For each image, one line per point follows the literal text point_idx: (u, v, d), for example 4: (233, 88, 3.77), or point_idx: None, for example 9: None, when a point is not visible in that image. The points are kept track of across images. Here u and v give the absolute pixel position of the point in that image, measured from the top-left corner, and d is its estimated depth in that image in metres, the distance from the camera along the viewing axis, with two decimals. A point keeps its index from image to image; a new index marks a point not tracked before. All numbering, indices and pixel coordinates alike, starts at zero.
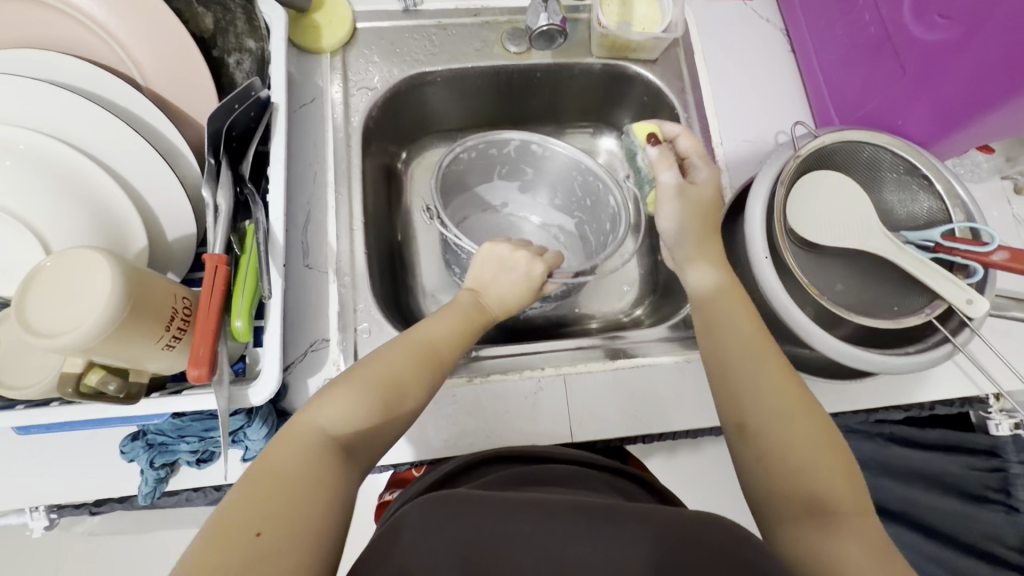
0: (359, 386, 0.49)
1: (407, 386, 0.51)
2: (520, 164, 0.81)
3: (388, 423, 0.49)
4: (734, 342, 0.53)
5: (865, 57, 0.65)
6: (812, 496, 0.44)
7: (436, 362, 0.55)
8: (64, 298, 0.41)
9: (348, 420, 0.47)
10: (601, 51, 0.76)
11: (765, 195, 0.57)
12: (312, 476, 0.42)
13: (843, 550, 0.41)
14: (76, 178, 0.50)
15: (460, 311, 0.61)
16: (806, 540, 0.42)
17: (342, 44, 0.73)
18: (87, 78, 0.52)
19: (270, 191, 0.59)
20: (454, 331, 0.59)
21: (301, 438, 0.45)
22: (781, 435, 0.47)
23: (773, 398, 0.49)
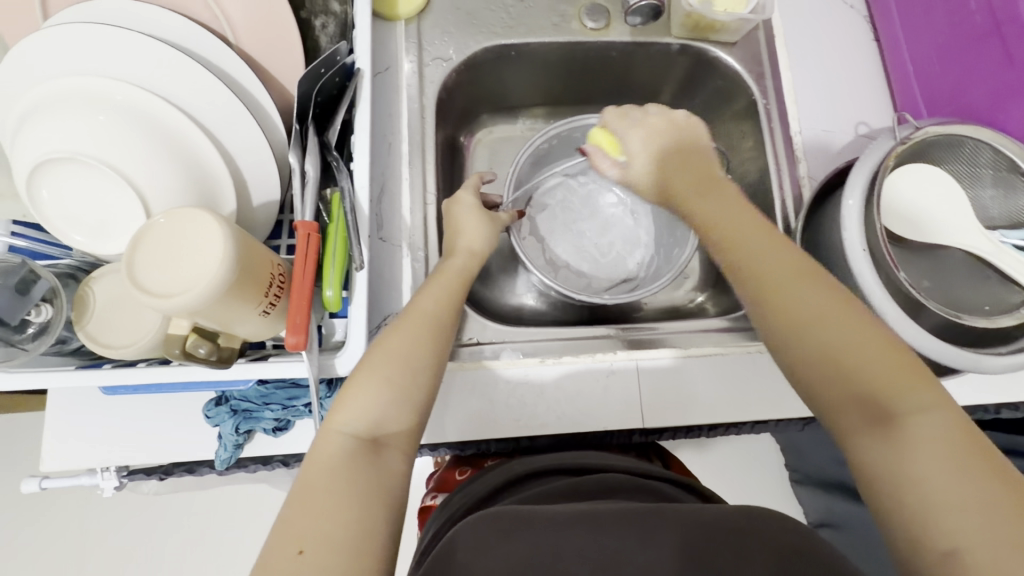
0: (368, 374, 0.48)
1: (411, 355, 0.50)
2: None
3: (410, 395, 0.49)
4: (767, 266, 0.48)
5: (965, 48, 0.63)
6: (878, 409, 0.41)
7: (436, 323, 0.54)
8: (177, 257, 0.40)
9: (369, 412, 0.46)
10: (681, 32, 0.74)
11: (863, 183, 0.56)
12: (347, 481, 0.43)
13: (925, 459, 0.39)
14: (169, 135, 0.49)
15: (449, 271, 0.59)
16: (881, 461, 0.40)
17: (417, 12, 0.71)
18: (180, 34, 0.51)
19: (354, 160, 0.57)
20: (448, 290, 0.57)
21: (330, 448, 0.45)
22: (840, 355, 0.43)
23: (819, 322, 0.44)
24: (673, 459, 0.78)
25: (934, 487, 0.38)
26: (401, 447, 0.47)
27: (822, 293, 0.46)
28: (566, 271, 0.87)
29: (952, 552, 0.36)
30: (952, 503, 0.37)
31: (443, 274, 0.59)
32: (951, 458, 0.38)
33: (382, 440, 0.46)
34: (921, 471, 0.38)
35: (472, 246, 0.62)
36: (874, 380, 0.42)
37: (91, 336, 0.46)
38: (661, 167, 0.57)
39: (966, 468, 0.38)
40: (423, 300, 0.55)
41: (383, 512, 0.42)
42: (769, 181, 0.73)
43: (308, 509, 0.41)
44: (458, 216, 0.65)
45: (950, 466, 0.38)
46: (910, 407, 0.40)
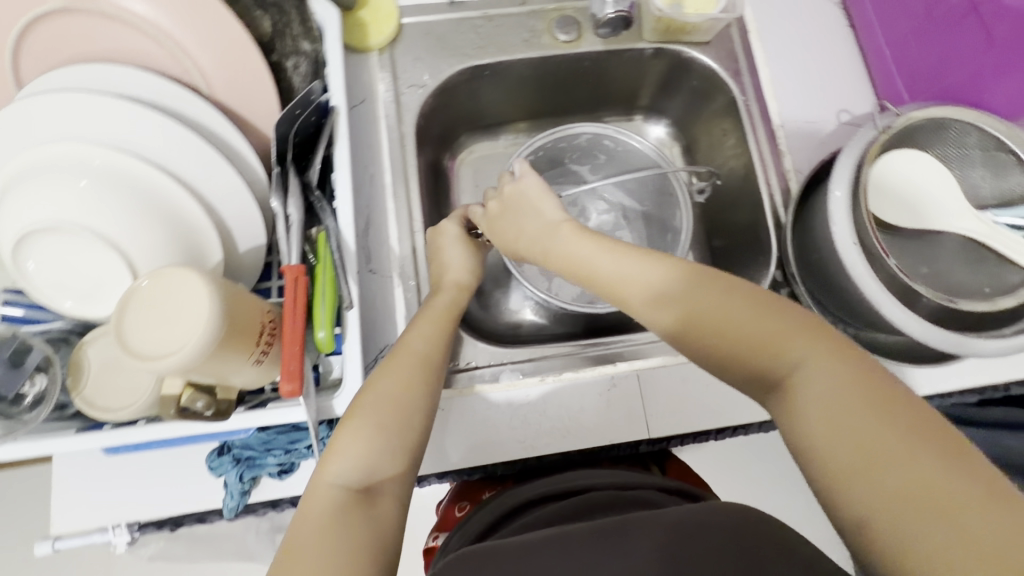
0: (360, 422, 0.49)
1: (402, 398, 0.51)
2: (592, 151, 0.82)
3: (398, 438, 0.49)
4: (619, 269, 0.51)
5: (940, 32, 0.62)
6: (777, 373, 0.41)
7: (425, 369, 0.54)
8: (164, 318, 0.40)
9: (359, 461, 0.47)
10: (653, 36, 0.74)
11: (848, 173, 0.55)
12: (332, 529, 0.43)
13: (817, 414, 0.38)
14: (148, 192, 0.49)
15: (437, 309, 0.60)
16: (793, 426, 0.39)
17: (388, 42, 0.72)
18: (152, 90, 0.51)
19: (337, 197, 0.58)
20: (434, 331, 0.58)
21: (318, 497, 0.45)
22: (717, 327, 0.44)
23: (692, 304, 0.46)
24: (673, 461, 0.78)
25: (831, 444, 0.36)
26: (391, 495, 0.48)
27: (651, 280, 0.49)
28: (560, 280, 0.87)
29: (864, 507, 0.34)
30: (849, 454, 0.36)
31: (430, 312, 0.60)
32: (859, 408, 0.36)
33: (374, 489, 0.47)
34: (824, 428, 0.37)
35: (458, 280, 0.64)
36: (767, 350, 0.42)
37: (87, 402, 0.46)
38: (541, 235, 0.59)
39: (860, 417, 0.36)
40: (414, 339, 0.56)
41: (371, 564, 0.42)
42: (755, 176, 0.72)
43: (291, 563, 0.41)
44: (442, 249, 0.66)
45: (848, 415, 0.36)
46: (789, 369, 0.40)
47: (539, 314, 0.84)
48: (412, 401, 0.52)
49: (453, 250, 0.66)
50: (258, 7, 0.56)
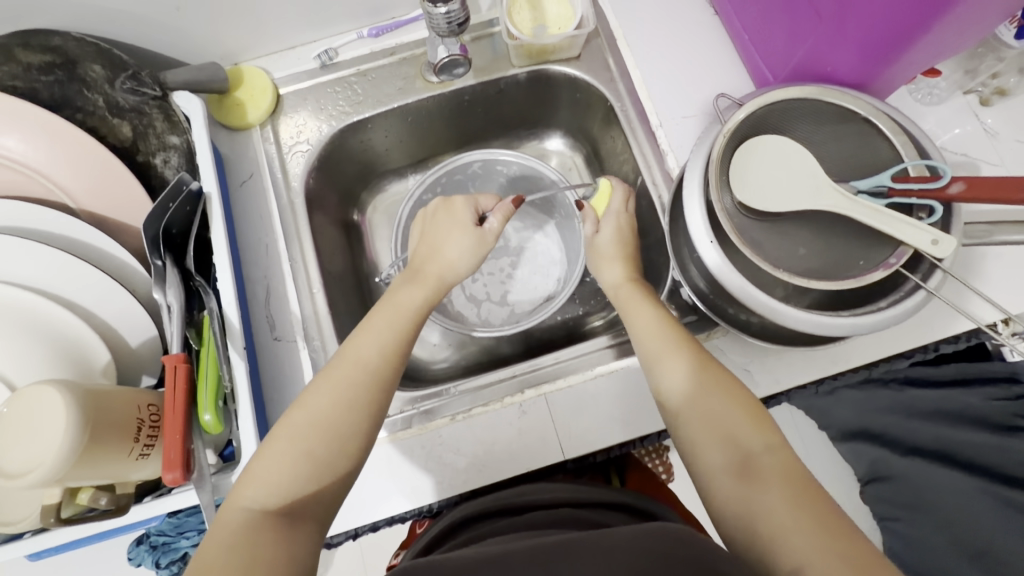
0: (290, 438, 0.48)
1: (342, 416, 0.50)
2: (490, 175, 0.86)
3: (335, 458, 0.49)
4: (657, 352, 0.55)
5: (780, 12, 0.63)
6: (741, 458, 0.46)
7: (375, 380, 0.53)
8: (28, 432, 0.43)
9: (285, 479, 0.47)
10: (521, 61, 0.75)
11: (699, 177, 0.57)
12: (241, 548, 0.42)
13: (771, 501, 0.43)
14: (22, 312, 0.52)
15: (392, 318, 0.58)
16: (739, 505, 0.44)
17: (268, 114, 0.74)
18: (19, 216, 0.54)
19: (219, 278, 0.60)
20: (392, 339, 0.56)
21: (234, 514, 0.44)
22: (707, 416, 0.49)
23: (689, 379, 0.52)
24: (632, 475, 0.79)
25: (770, 524, 0.42)
26: (318, 517, 0.47)
27: (685, 365, 0.53)
28: (490, 303, 0.87)
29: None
30: (793, 532, 0.40)
31: (384, 319, 0.58)
32: (792, 501, 0.42)
33: (297, 510, 0.46)
34: (764, 513, 0.42)
35: (443, 274, 0.64)
36: (734, 439, 0.48)
37: None
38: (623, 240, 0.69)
39: (802, 506, 0.42)
40: (365, 344, 0.55)
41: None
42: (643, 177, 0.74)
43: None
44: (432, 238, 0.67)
45: (785, 505, 0.42)
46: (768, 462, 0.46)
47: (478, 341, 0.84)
48: (352, 416, 0.50)
49: (455, 237, 0.66)
50: (115, 115, 0.60)
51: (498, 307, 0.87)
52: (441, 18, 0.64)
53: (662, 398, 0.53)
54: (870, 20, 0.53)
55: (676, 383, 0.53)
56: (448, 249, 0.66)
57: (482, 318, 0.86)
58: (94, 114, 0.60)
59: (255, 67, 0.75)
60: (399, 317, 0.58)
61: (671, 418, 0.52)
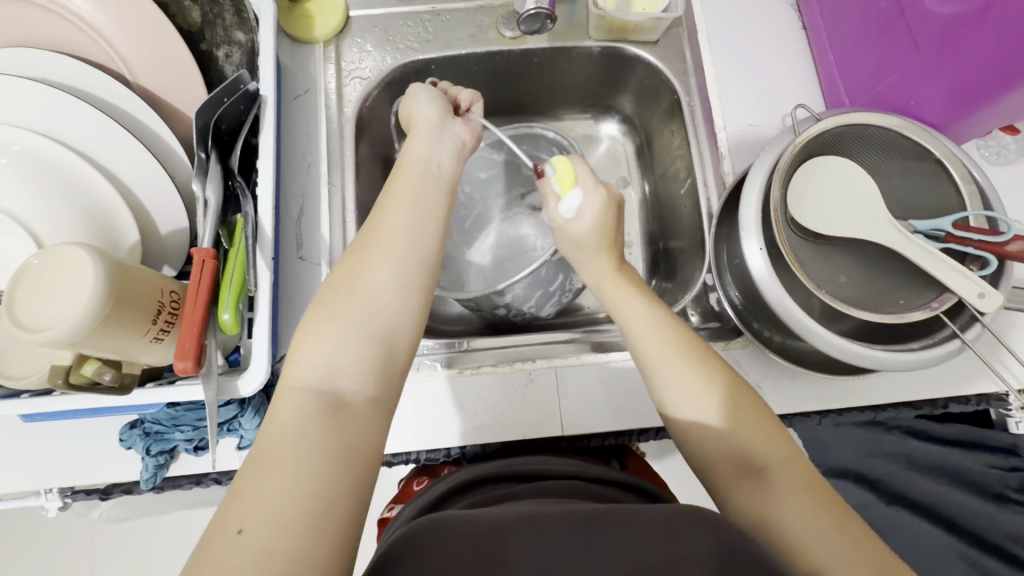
0: (324, 321, 0.46)
1: (367, 290, 0.47)
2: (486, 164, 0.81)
3: (365, 331, 0.46)
4: (656, 371, 0.51)
5: (876, 35, 0.61)
6: (755, 468, 0.46)
7: (389, 242, 0.50)
8: (54, 290, 0.43)
9: (330, 367, 0.44)
10: (599, 34, 0.74)
11: (762, 182, 0.56)
12: (299, 438, 0.40)
13: (788, 508, 0.43)
14: (63, 175, 0.51)
15: (417, 191, 0.54)
16: (755, 510, 0.44)
17: (335, 34, 0.73)
18: (77, 77, 0.53)
19: (259, 184, 0.59)
20: (405, 203, 0.53)
21: (285, 406, 0.42)
22: (721, 432, 0.48)
23: (692, 385, 0.50)
24: (631, 456, 0.78)
25: (789, 525, 0.42)
26: (370, 400, 0.45)
27: (699, 383, 0.50)
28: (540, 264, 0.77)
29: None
30: (802, 528, 0.42)
31: (406, 194, 0.54)
32: (803, 502, 0.43)
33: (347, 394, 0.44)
34: (780, 521, 0.43)
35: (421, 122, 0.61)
36: (745, 449, 0.47)
37: None
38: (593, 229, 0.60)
39: (819, 515, 0.42)
40: (387, 219, 0.51)
41: (353, 476, 0.40)
42: (694, 176, 0.72)
43: (255, 473, 0.38)
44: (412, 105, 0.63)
45: (804, 511, 0.43)
46: (777, 461, 0.46)
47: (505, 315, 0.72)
48: (374, 292, 0.47)
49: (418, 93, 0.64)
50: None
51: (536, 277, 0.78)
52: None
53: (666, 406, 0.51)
54: (972, 61, 0.52)
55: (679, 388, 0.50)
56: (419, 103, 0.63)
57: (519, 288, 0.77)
58: None
59: None
60: (424, 192, 0.54)
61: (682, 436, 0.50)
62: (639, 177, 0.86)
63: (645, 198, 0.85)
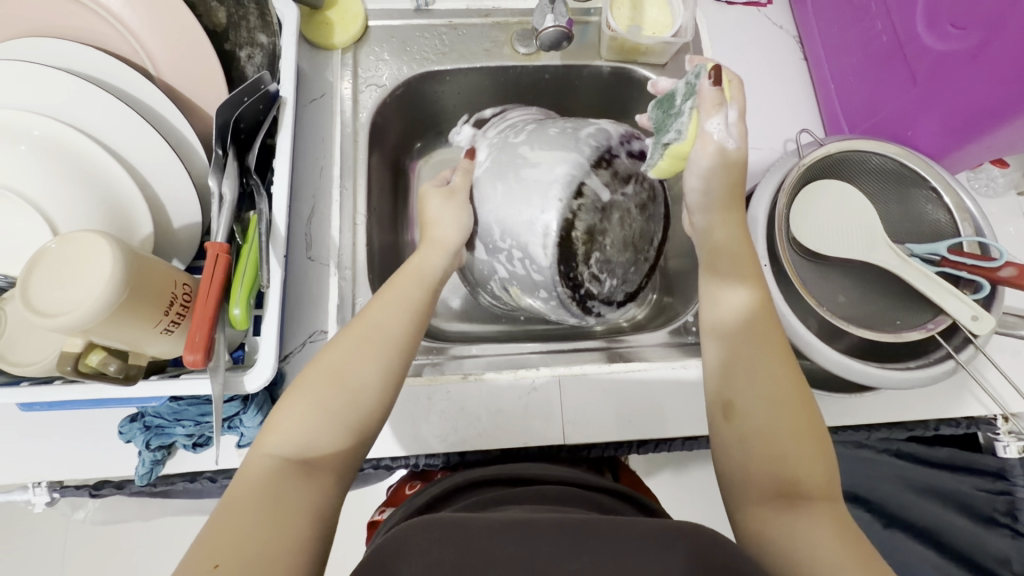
0: (304, 393, 0.48)
1: (352, 374, 0.49)
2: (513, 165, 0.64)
3: (344, 416, 0.48)
4: (733, 364, 0.51)
5: (876, 66, 0.64)
6: (791, 489, 0.45)
7: (385, 340, 0.52)
8: (71, 274, 0.43)
9: (303, 439, 0.46)
10: (610, 55, 0.76)
11: (767, 202, 0.58)
12: (271, 498, 0.42)
13: (812, 537, 0.42)
14: (80, 163, 0.51)
15: (416, 292, 0.56)
16: (777, 529, 0.44)
17: (353, 42, 0.74)
18: (101, 68, 0.54)
19: (274, 182, 0.60)
20: (408, 306, 0.55)
21: (258, 468, 0.44)
22: (771, 446, 0.47)
23: (765, 393, 0.49)
24: (626, 470, 0.78)
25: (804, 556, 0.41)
26: (335, 475, 0.47)
27: (766, 394, 0.49)
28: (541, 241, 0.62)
29: None
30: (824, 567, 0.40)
31: (401, 292, 0.56)
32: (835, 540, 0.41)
33: (315, 464, 0.46)
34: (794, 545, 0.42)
35: (432, 233, 0.61)
36: (792, 470, 0.46)
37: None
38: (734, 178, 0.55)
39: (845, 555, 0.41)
40: (376, 314, 0.53)
41: (302, 547, 0.41)
42: None
43: (226, 526, 0.40)
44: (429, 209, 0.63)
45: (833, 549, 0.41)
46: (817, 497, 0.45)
47: (562, 286, 0.62)
48: (364, 375, 0.50)
49: (431, 202, 0.63)
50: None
51: (611, 257, 0.64)
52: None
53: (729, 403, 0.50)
54: (968, 96, 0.55)
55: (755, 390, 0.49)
56: (437, 217, 0.62)
57: (598, 279, 0.64)
58: None
59: None
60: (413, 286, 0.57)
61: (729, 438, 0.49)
62: None
63: None
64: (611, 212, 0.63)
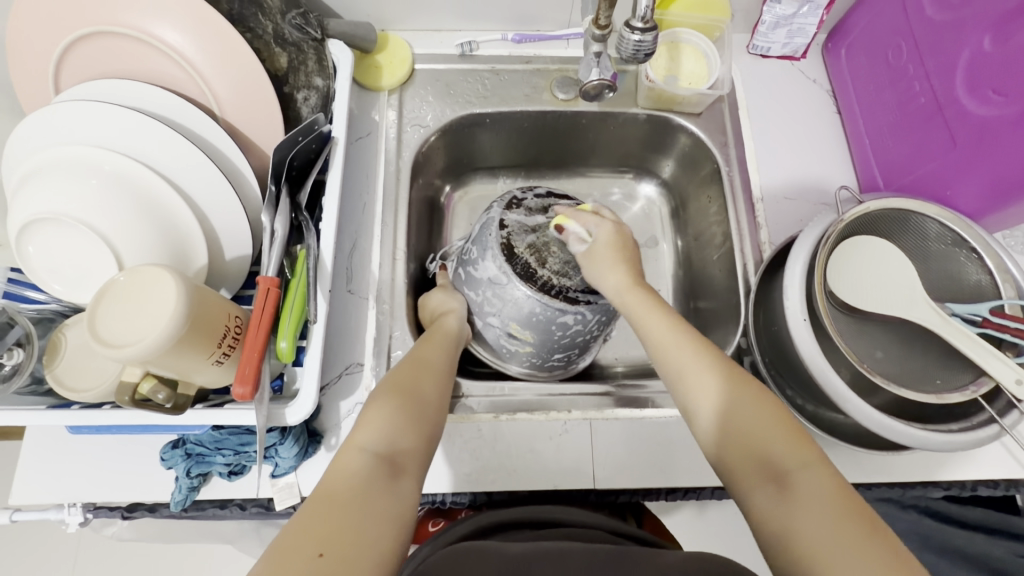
0: (390, 402, 0.51)
1: (424, 389, 0.55)
2: (468, 248, 0.72)
3: (422, 424, 0.51)
4: (679, 367, 0.53)
5: (914, 124, 0.66)
6: (774, 472, 0.44)
7: (440, 371, 0.59)
8: (135, 304, 0.45)
9: (390, 437, 0.48)
10: (647, 103, 0.78)
11: (806, 256, 0.58)
12: (368, 493, 0.43)
13: (812, 517, 0.41)
14: (143, 197, 0.53)
15: (449, 337, 0.64)
16: (774, 514, 0.42)
17: (400, 84, 0.78)
18: (169, 107, 0.57)
19: (323, 219, 0.62)
20: (448, 349, 0.62)
21: (351, 463, 0.45)
22: (740, 432, 0.48)
23: (719, 391, 0.50)
24: (649, 517, 0.77)
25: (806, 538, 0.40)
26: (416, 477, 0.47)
27: (722, 386, 0.51)
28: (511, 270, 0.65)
29: None
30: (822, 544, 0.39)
31: (443, 336, 0.64)
32: (830, 517, 0.40)
33: (400, 463, 0.47)
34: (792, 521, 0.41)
35: (436, 311, 0.69)
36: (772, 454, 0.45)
37: (58, 379, 0.50)
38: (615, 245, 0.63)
39: (845, 529, 0.39)
40: (432, 354, 0.60)
41: (392, 545, 0.41)
42: (731, 244, 0.73)
43: (326, 517, 0.40)
44: (430, 299, 0.70)
45: (830, 526, 0.40)
46: (805, 472, 0.44)
47: (530, 286, 0.65)
48: (432, 392, 0.55)
49: (433, 293, 0.71)
50: (278, 45, 0.63)
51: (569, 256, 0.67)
52: (630, 48, 0.55)
53: (693, 417, 0.52)
54: (1012, 160, 0.56)
55: (706, 396, 0.51)
56: (437, 304, 0.69)
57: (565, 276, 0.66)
58: (261, 38, 0.62)
59: (400, 38, 0.79)
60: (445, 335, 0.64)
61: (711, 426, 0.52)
62: (672, 238, 0.89)
63: (677, 256, 0.87)
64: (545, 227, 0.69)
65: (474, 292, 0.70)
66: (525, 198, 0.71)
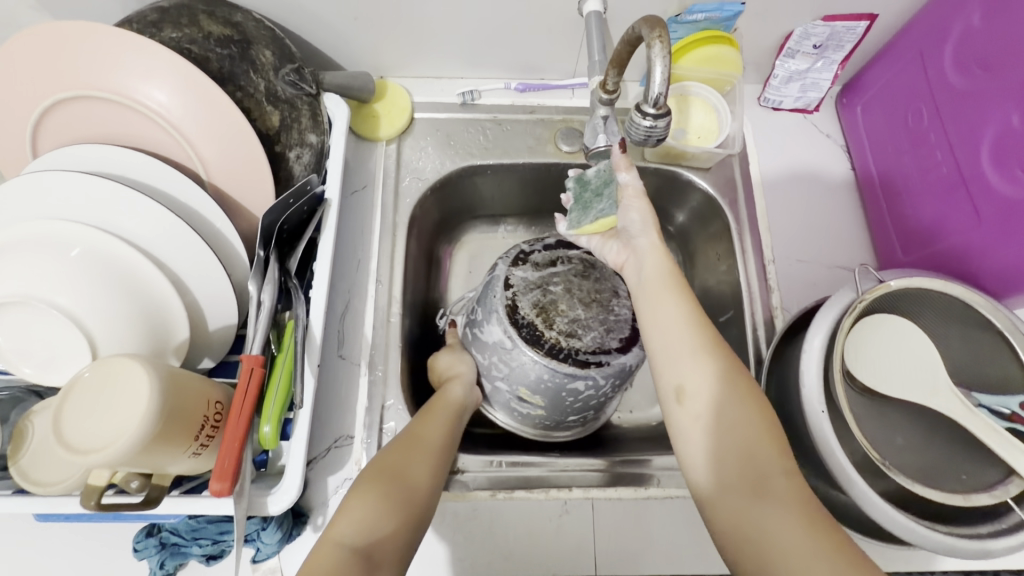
0: (374, 488, 0.49)
1: (412, 468, 0.52)
2: (476, 305, 0.69)
3: (408, 509, 0.48)
4: (675, 350, 0.55)
5: (936, 194, 0.63)
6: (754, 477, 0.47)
7: (435, 446, 0.55)
8: (106, 398, 0.41)
9: (370, 527, 0.46)
10: (654, 155, 0.74)
11: (826, 329, 0.55)
12: None
13: (782, 522, 0.44)
14: (119, 271, 0.50)
15: (447, 403, 0.61)
16: (745, 517, 0.46)
17: (398, 134, 0.75)
18: (151, 172, 0.54)
19: (313, 285, 0.59)
20: (443, 420, 0.59)
21: (325, 559, 0.42)
22: (722, 420, 0.51)
23: (709, 384, 0.52)
24: None
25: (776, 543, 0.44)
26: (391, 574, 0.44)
27: (712, 377, 0.52)
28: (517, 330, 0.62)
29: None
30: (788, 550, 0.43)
31: (440, 405, 0.60)
32: (799, 521, 0.44)
33: (376, 557, 0.44)
34: (772, 530, 0.44)
35: (446, 374, 0.66)
36: (753, 457, 0.48)
37: (22, 471, 0.46)
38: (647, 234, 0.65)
39: (811, 535, 0.43)
40: (431, 431, 0.57)
41: None
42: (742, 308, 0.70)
43: None
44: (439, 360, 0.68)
45: (797, 533, 0.43)
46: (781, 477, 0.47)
47: (537, 350, 0.62)
48: (422, 466, 0.53)
49: (442, 353, 0.69)
50: (270, 103, 0.60)
51: (579, 315, 0.63)
52: (641, 132, 0.52)
53: (681, 394, 0.54)
54: None
55: (698, 384, 0.53)
56: (448, 367, 0.67)
57: (573, 337, 0.62)
58: (252, 96, 0.59)
59: (399, 86, 0.76)
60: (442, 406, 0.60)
61: (683, 420, 0.53)
62: None
63: None
64: (551, 283, 0.65)
65: (484, 354, 0.67)
66: (534, 257, 0.67)
